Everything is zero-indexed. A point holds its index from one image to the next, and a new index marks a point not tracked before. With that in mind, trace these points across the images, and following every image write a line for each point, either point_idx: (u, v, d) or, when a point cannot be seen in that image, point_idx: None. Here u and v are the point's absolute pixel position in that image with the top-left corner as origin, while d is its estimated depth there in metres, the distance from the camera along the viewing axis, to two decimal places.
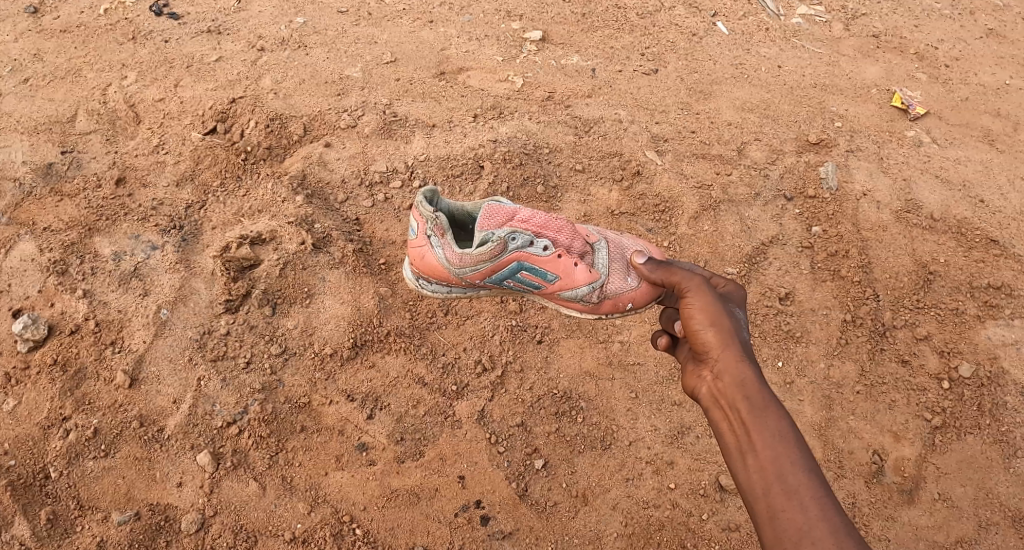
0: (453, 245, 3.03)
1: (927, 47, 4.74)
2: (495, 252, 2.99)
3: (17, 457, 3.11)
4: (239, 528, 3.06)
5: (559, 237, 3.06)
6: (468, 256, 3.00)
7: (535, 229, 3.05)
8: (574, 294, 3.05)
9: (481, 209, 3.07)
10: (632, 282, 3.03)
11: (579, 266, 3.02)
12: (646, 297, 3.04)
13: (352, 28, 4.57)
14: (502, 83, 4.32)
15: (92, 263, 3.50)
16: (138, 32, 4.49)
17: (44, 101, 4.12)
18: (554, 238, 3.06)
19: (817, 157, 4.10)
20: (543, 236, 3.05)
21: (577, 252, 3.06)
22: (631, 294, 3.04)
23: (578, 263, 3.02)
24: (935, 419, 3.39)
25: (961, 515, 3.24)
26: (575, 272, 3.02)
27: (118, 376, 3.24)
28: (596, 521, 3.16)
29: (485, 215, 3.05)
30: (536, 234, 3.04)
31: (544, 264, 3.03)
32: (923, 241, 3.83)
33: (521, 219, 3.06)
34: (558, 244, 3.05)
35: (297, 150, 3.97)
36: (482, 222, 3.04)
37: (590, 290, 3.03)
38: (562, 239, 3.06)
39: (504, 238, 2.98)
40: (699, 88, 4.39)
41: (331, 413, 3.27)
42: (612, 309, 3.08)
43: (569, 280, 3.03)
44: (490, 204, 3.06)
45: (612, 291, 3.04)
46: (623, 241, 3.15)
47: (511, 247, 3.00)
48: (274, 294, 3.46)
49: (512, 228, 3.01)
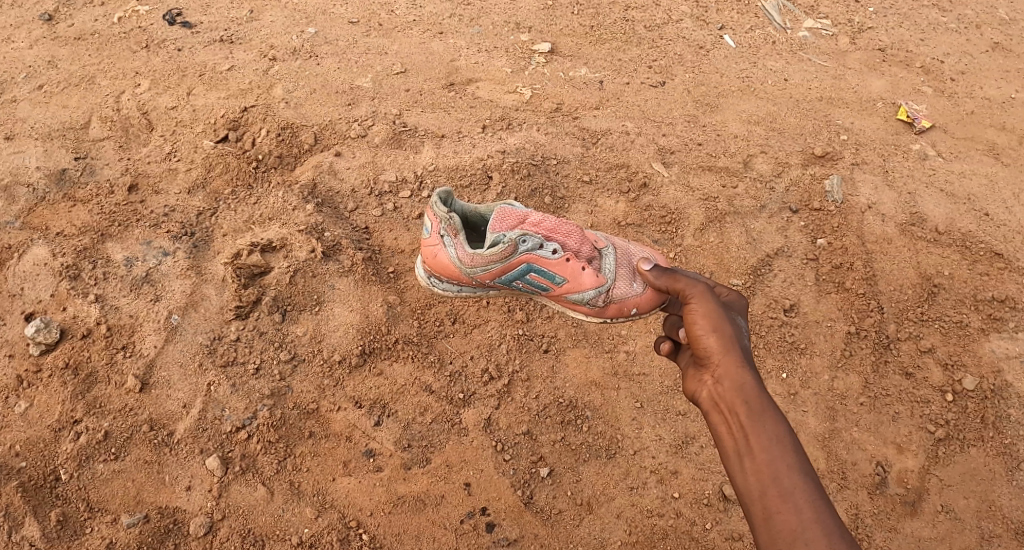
0: (465, 246, 3.08)
1: (933, 61, 4.78)
2: (505, 253, 3.03)
3: (28, 459, 3.15)
4: (247, 532, 3.10)
5: (568, 243, 3.08)
6: (479, 257, 3.05)
7: (544, 236, 3.07)
8: (581, 297, 3.08)
9: (493, 212, 3.11)
10: (637, 288, 3.05)
11: (586, 270, 3.05)
12: (651, 303, 3.06)
13: (363, 39, 4.62)
14: (511, 95, 4.36)
15: (104, 268, 3.55)
16: (151, 40, 4.55)
17: (58, 108, 4.18)
18: (563, 245, 3.07)
19: (822, 170, 4.14)
20: (552, 242, 3.06)
21: (585, 257, 3.09)
22: (635, 299, 3.06)
23: (586, 267, 3.05)
24: (938, 431, 3.42)
25: (963, 527, 3.25)
26: (582, 276, 3.05)
27: (128, 380, 3.28)
28: (600, 529, 3.18)
29: (496, 222, 3.09)
30: (546, 240, 3.06)
31: (553, 267, 3.06)
32: (927, 254, 3.86)
33: (531, 226, 3.08)
34: (567, 250, 3.07)
35: (307, 159, 4.02)
36: (493, 224, 3.08)
37: (596, 295, 3.06)
38: (571, 248, 3.08)
39: (515, 240, 3.02)
40: (707, 100, 4.43)
41: (338, 419, 3.30)
42: (617, 313, 3.11)
43: (577, 283, 3.07)
44: (502, 207, 3.11)
45: (618, 296, 3.06)
46: (631, 248, 3.18)
47: (521, 249, 3.04)
48: (283, 301, 3.50)
49: (523, 231, 3.04)
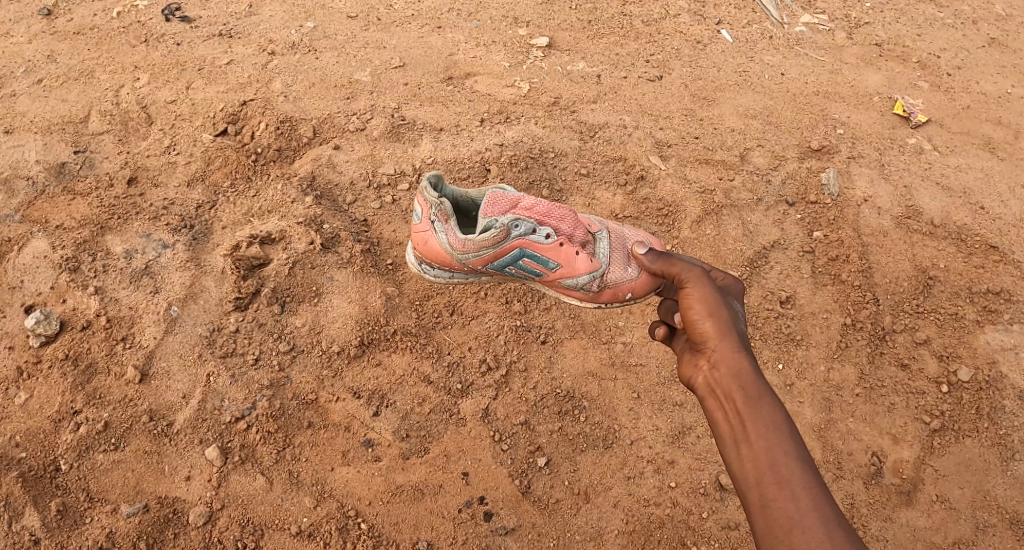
0: (456, 232, 3.09)
1: (930, 56, 4.80)
2: (497, 238, 3.04)
3: (28, 450, 3.17)
4: (246, 521, 3.11)
5: (562, 230, 3.10)
6: (470, 242, 3.06)
7: (538, 222, 3.08)
8: (575, 282, 3.10)
9: (485, 197, 3.13)
10: (632, 272, 3.08)
11: (580, 254, 3.08)
12: (645, 287, 3.09)
13: (362, 33, 4.64)
14: (509, 89, 4.38)
15: (103, 260, 3.57)
16: (150, 35, 4.57)
17: (57, 101, 4.19)
18: (556, 232, 3.09)
19: (819, 163, 4.16)
20: (546, 228, 3.08)
21: (579, 241, 3.11)
22: (630, 284, 3.08)
23: (579, 252, 3.08)
24: (933, 422, 3.44)
25: (958, 517, 3.27)
26: (576, 261, 3.08)
27: (128, 371, 3.30)
28: (597, 519, 3.20)
29: (488, 207, 3.10)
30: (539, 227, 3.08)
31: (547, 253, 3.08)
32: (923, 247, 3.88)
33: (524, 212, 3.09)
34: (560, 237, 3.09)
35: (306, 152, 4.03)
36: (485, 209, 3.09)
37: (590, 279, 3.09)
38: (564, 235, 3.10)
39: (507, 225, 3.03)
40: (704, 94, 4.44)
41: (337, 409, 3.32)
42: (612, 299, 3.13)
43: (570, 268, 3.09)
44: (494, 192, 3.13)
45: (613, 280, 3.09)
46: (624, 232, 3.21)
47: (514, 234, 3.05)
48: (282, 292, 3.52)
49: (515, 215, 3.06)
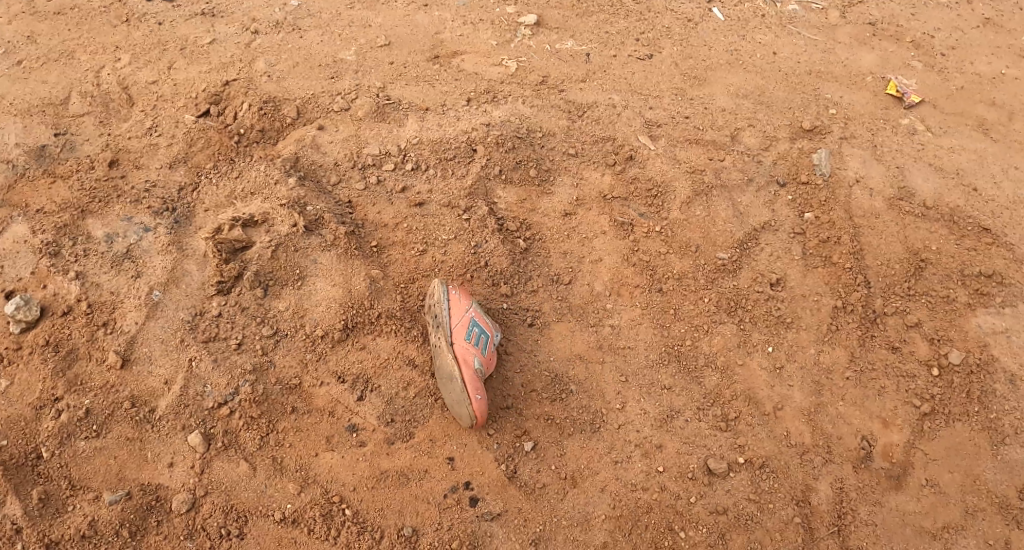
0: (458, 301, 3.30)
1: (924, 35, 4.73)
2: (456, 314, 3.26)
3: (9, 438, 3.11)
4: (229, 508, 3.07)
5: (476, 376, 3.15)
6: (455, 304, 3.28)
7: (455, 358, 3.15)
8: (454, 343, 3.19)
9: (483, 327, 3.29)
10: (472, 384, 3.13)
11: (466, 359, 3.16)
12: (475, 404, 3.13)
13: (347, 11, 4.56)
14: (497, 67, 4.31)
15: (84, 245, 3.50)
16: (131, 14, 4.48)
17: (37, 82, 4.11)
18: (470, 371, 3.15)
19: (810, 143, 4.10)
20: (474, 361, 3.18)
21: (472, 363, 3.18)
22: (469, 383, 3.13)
23: (467, 358, 3.17)
24: (924, 406, 3.40)
25: (948, 502, 3.24)
26: (464, 352, 3.18)
27: (109, 356, 3.25)
28: (584, 503, 3.17)
29: (448, 305, 3.27)
30: (454, 361, 3.14)
31: (466, 338, 3.21)
32: (914, 229, 3.84)
33: (472, 344, 3.22)
34: (463, 374, 3.14)
35: (289, 133, 3.96)
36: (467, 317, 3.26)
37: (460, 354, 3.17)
38: (473, 393, 3.12)
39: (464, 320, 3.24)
40: (694, 74, 4.38)
41: (321, 394, 3.27)
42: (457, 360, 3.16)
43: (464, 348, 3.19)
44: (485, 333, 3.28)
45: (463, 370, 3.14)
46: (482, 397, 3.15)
47: (461, 324, 3.24)
48: (265, 276, 3.46)
49: (463, 331, 3.22)
